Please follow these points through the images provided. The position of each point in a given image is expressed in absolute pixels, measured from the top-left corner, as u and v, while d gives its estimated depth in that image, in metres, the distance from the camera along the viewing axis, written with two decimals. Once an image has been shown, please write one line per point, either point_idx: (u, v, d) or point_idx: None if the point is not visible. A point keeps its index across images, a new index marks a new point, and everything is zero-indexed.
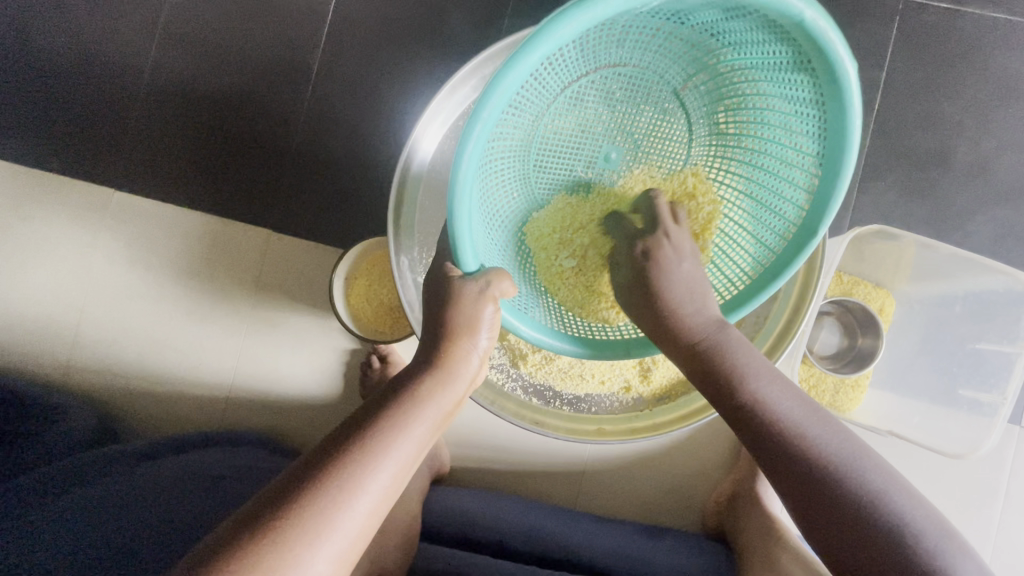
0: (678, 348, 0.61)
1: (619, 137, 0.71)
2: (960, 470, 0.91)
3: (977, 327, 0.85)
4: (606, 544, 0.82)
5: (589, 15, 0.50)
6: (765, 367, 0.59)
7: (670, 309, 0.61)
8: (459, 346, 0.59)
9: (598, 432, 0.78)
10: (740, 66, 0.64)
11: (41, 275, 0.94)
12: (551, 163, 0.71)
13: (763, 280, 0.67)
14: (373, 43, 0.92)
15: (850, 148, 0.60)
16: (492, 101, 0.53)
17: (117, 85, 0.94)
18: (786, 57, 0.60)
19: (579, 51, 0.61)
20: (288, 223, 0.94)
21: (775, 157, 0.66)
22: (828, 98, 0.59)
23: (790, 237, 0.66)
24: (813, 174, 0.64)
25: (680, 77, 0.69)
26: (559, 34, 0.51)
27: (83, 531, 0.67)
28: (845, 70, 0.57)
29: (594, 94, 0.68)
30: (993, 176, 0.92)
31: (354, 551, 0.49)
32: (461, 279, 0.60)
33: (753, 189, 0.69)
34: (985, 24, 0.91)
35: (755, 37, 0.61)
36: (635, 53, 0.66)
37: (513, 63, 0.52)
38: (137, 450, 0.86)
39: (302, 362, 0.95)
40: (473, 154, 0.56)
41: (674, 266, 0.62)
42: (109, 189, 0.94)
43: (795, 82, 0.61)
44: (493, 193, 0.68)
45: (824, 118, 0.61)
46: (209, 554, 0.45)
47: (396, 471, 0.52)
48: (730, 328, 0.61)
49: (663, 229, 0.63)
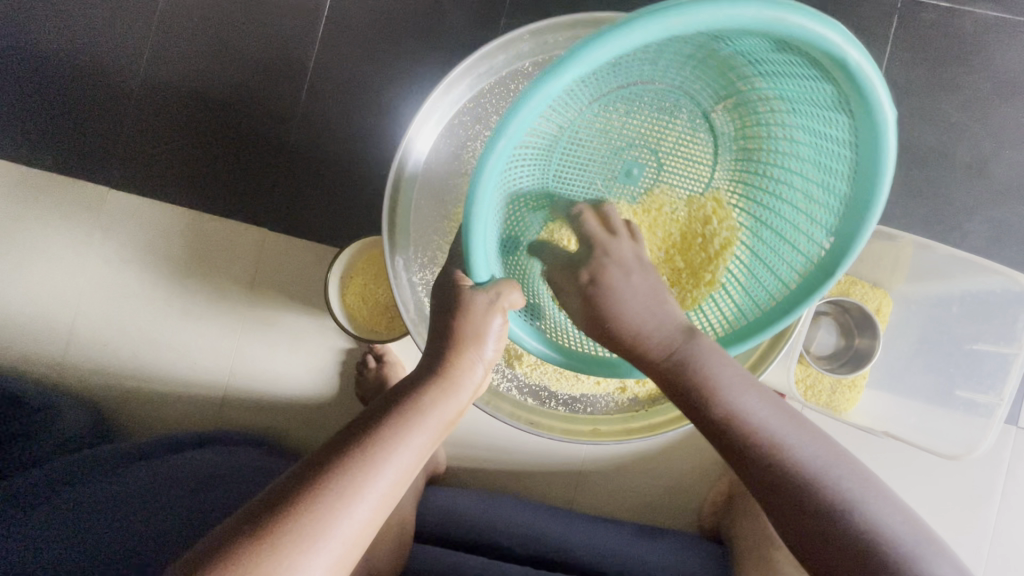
0: (647, 363, 0.61)
1: (645, 152, 0.72)
2: (957, 470, 0.91)
3: (975, 327, 0.85)
4: (602, 545, 0.82)
5: (624, 44, 0.49)
6: (741, 378, 0.57)
7: (629, 325, 0.62)
8: (465, 355, 0.59)
9: (593, 433, 0.78)
10: (775, 96, 0.64)
11: (36, 275, 0.94)
12: (575, 177, 0.71)
13: (775, 312, 0.66)
14: (370, 42, 0.92)
15: (880, 194, 0.59)
16: (519, 118, 0.52)
17: (112, 83, 0.93)
18: (827, 95, 0.59)
19: (613, 72, 0.61)
20: (284, 223, 0.94)
21: (799, 190, 0.67)
22: (863, 140, 0.58)
23: (804, 273, 0.66)
24: (837, 213, 0.63)
25: (711, 100, 0.69)
26: (592, 58, 0.49)
27: (76, 532, 0.67)
28: (885, 115, 0.55)
29: (625, 110, 0.68)
30: (992, 175, 0.92)
31: (350, 557, 0.49)
32: (473, 289, 0.60)
33: (772, 219, 0.70)
34: (986, 23, 0.91)
35: (794, 72, 0.59)
36: (670, 71, 0.66)
37: (541, 85, 0.50)
38: (132, 450, 0.86)
39: (299, 362, 0.94)
40: (494, 170, 0.55)
41: (620, 285, 0.64)
42: (104, 188, 0.94)
43: (832, 120, 0.60)
44: (517, 205, 0.68)
45: (857, 161, 0.60)
46: (205, 556, 0.45)
47: (395, 478, 0.52)
48: (702, 335, 0.60)
49: (599, 248, 0.66)
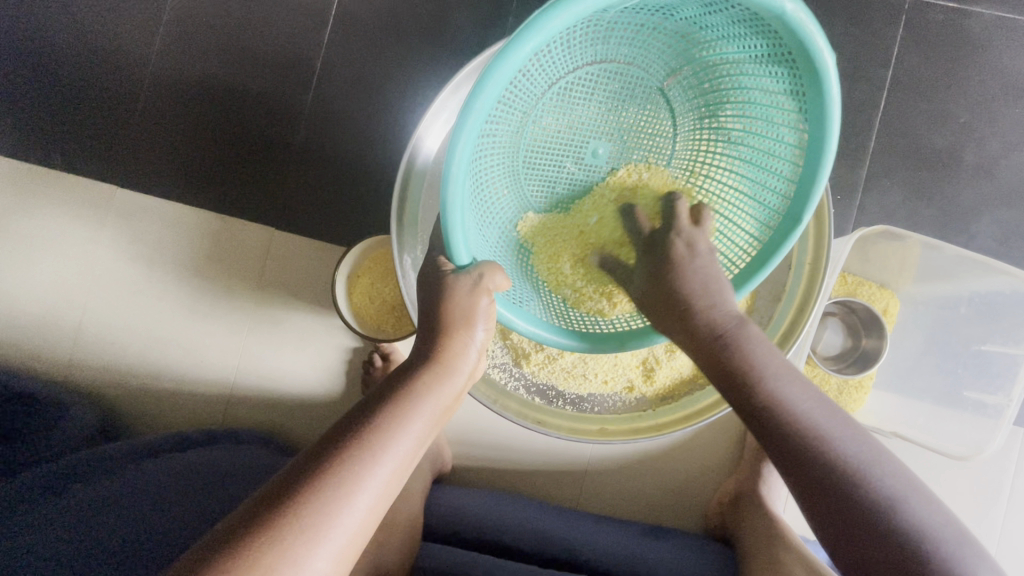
0: (695, 338, 0.60)
1: (607, 132, 0.73)
2: (965, 471, 0.91)
3: (983, 328, 0.85)
4: (609, 545, 0.82)
5: (579, 8, 0.53)
6: (786, 366, 0.58)
7: (691, 299, 0.60)
8: (456, 339, 0.59)
9: (601, 432, 0.78)
10: (721, 60, 0.66)
11: (44, 273, 0.94)
12: (540, 160, 0.72)
13: (750, 269, 0.67)
14: (376, 42, 0.92)
15: (830, 137, 0.61)
16: (486, 91, 0.54)
17: (120, 82, 0.94)
18: (765, 50, 0.62)
19: (566, 46, 0.63)
20: (289, 220, 0.94)
21: (759, 149, 0.67)
22: (808, 89, 0.61)
23: (775, 224, 0.67)
24: (795, 164, 0.65)
25: (662, 73, 0.71)
26: (553, 24, 0.53)
27: (80, 529, 0.67)
28: (825, 61, 0.58)
29: (583, 90, 0.70)
30: (1000, 177, 0.92)
31: (352, 548, 0.49)
32: (454, 273, 0.61)
33: (737, 181, 0.70)
34: (993, 23, 0.91)
35: (735, 31, 0.62)
36: (621, 48, 0.68)
37: (510, 50, 0.53)
38: (140, 447, 0.86)
39: (305, 360, 0.95)
40: (466, 148, 0.56)
41: (689, 264, 0.61)
42: (112, 186, 0.94)
43: (772, 74, 0.63)
44: (487, 189, 0.68)
45: (804, 109, 0.62)
46: (207, 552, 0.45)
47: (395, 466, 0.52)
48: (750, 324, 0.60)
49: (678, 229, 0.63)
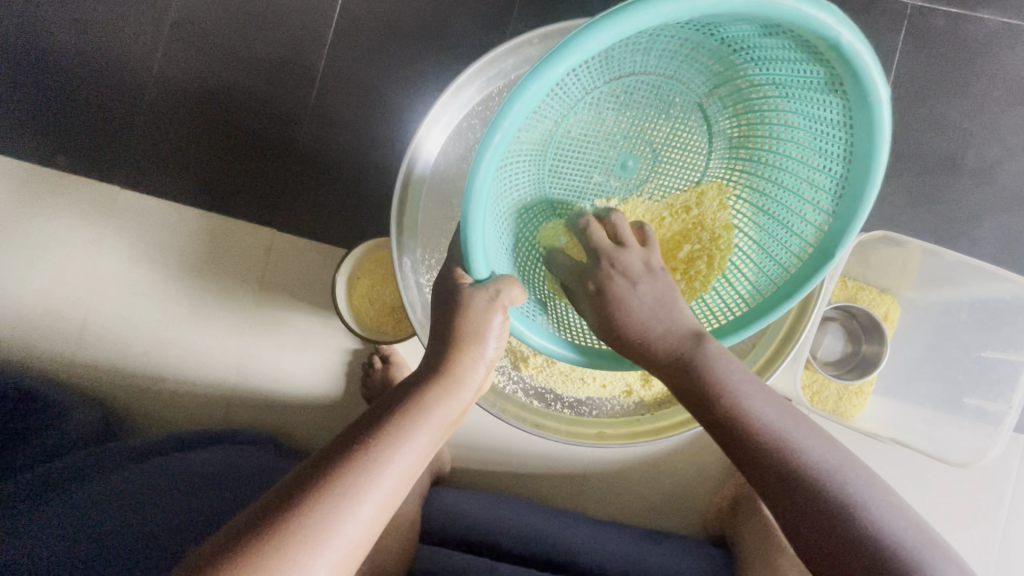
0: (656, 364, 0.62)
1: (639, 143, 0.73)
2: (966, 478, 0.90)
3: (983, 335, 0.85)
4: (608, 549, 0.82)
5: (615, 29, 0.51)
6: (749, 380, 0.58)
7: (642, 334, 0.62)
8: (468, 354, 0.60)
9: (598, 436, 0.78)
10: (768, 80, 0.65)
11: (49, 273, 0.95)
12: (569, 168, 0.73)
13: (776, 298, 0.66)
14: (379, 46, 0.92)
15: (877, 169, 0.60)
16: (515, 110, 0.54)
17: (126, 84, 0.94)
18: (820, 77, 0.60)
19: (603, 62, 0.62)
20: (292, 222, 0.94)
21: (798, 175, 0.67)
22: (858, 121, 0.60)
23: (806, 257, 0.66)
24: (835, 197, 0.64)
25: (703, 89, 0.70)
26: (587, 46, 0.51)
27: (80, 528, 0.68)
28: (880, 94, 0.57)
29: (617, 101, 0.69)
30: (1001, 182, 0.91)
31: (355, 557, 0.49)
32: (472, 287, 0.60)
33: (771, 206, 0.70)
34: (995, 29, 0.91)
35: (790, 54, 0.61)
36: (663, 61, 0.67)
37: (538, 72, 0.52)
38: (141, 447, 0.86)
39: (306, 361, 0.95)
40: (491, 162, 0.56)
41: (627, 298, 0.63)
42: (117, 188, 0.94)
43: (825, 102, 0.62)
44: (511, 196, 0.69)
45: (851, 142, 0.61)
46: (211, 559, 0.45)
47: (399, 477, 0.52)
48: (706, 336, 0.61)
49: (607, 258, 0.65)
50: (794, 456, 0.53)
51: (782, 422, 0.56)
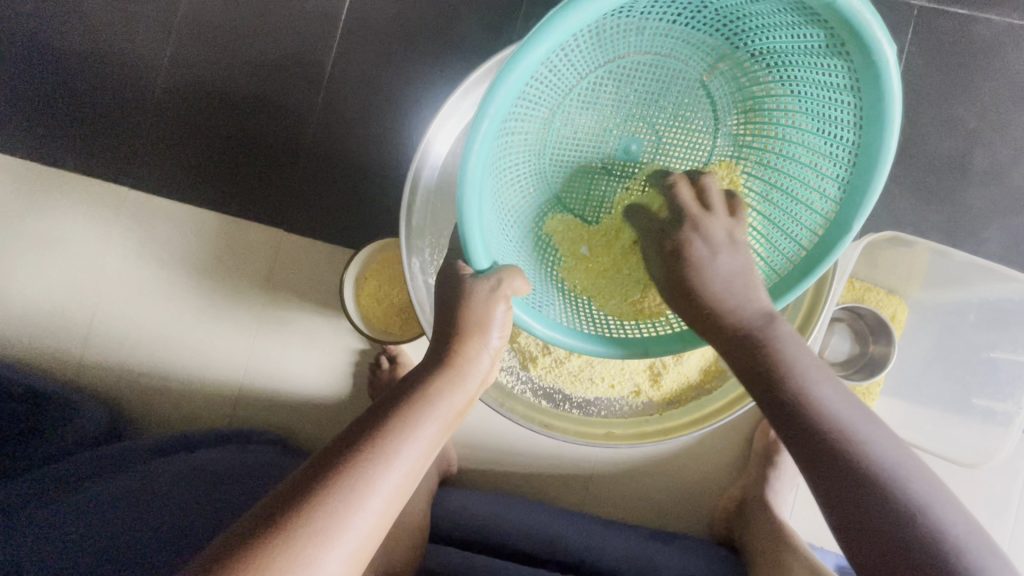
0: (726, 339, 0.61)
1: (640, 127, 0.73)
2: (974, 479, 0.90)
3: (992, 335, 0.85)
4: (616, 549, 0.82)
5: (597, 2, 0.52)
6: (818, 367, 0.58)
7: (717, 302, 0.62)
8: (471, 345, 0.60)
9: (607, 436, 0.78)
10: (769, 51, 0.65)
11: (57, 272, 0.95)
12: (571, 155, 0.73)
13: (794, 276, 0.66)
14: (386, 46, 0.93)
15: (890, 131, 0.59)
16: (500, 95, 0.54)
17: (135, 85, 0.95)
18: (820, 40, 0.59)
19: (596, 40, 0.63)
20: (300, 222, 0.94)
21: (807, 147, 0.66)
22: (863, 82, 0.59)
23: (823, 231, 0.65)
24: (847, 164, 0.63)
25: (702, 67, 0.70)
26: (570, 21, 0.53)
27: (89, 526, 0.68)
28: (884, 53, 0.56)
29: (615, 83, 0.70)
30: (1008, 183, 0.91)
31: (365, 550, 0.49)
32: (473, 278, 0.60)
33: (782, 181, 0.69)
34: (1002, 30, 0.91)
35: (787, 21, 0.61)
36: (657, 41, 0.67)
37: (524, 52, 0.53)
38: (149, 446, 0.86)
39: (313, 361, 0.95)
40: (482, 146, 0.56)
41: (708, 262, 0.63)
42: (125, 188, 0.95)
43: (829, 67, 0.61)
44: (512, 185, 0.69)
45: (859, 105, 0.60)
46: (220, 557, 0.44)
47: (406, 470, 0.52)
48: (778, 320, 0.61)
49: (690, 223, 0.65)
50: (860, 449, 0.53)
51: (849, 413, 0.56)
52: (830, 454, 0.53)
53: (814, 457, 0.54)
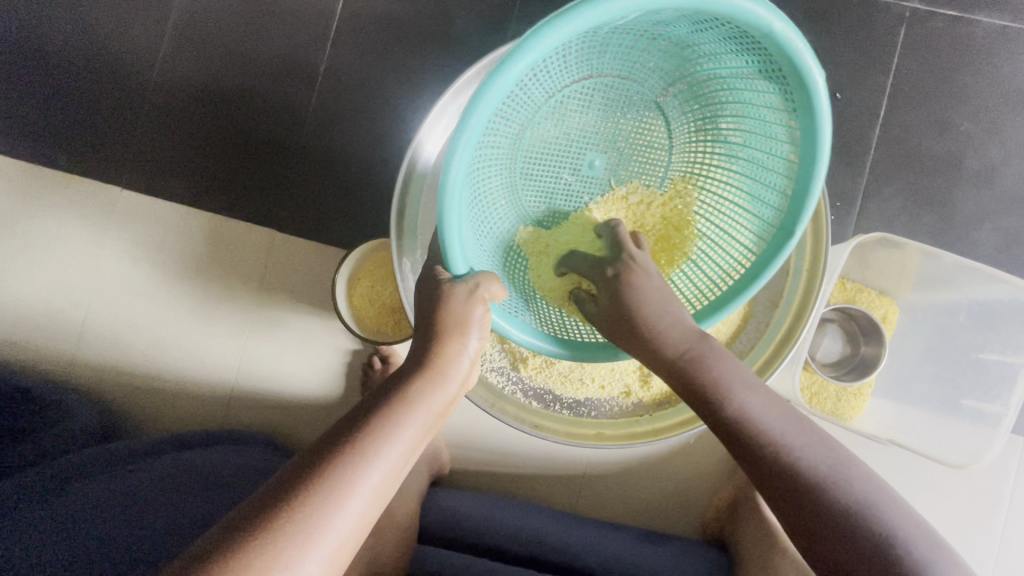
0: (660, 360, 0.61)
1: (604, 143, 0.73)
2: (964, 480, 0.90)
3: (981, 336, 0.85)
4: (606, 550, 0.82)
5: (568, 26, 0.54)
6: (745, 379, 0.59)
7: (653, 325, 0.61)
8: (451, 347, 0.60)
9: (596, 437, 0.79)
10: (716, 75, 0.67)
11: (51, 272, 0.95)
12: (540, 169, 0.73)
13: (743, 283, 0.68)
14: (379, 48, 0.93)
15: (823, 150, 0.61)
16: (481, 108, 0.55)
17: (127, 86, 0.95)
18: (758, 66, 0.62)
19: (563, 60, 0.64)
20: (291, 223, 0.95)
21: (754, 162, 0.68)
22: (798, 105, 0.61)
23: (768, 238, 0.68)
24: (788, 179, 0.65)
25: (658, 86, 0.71)
26: (543, 42, 0.54)
27: (77, 526, 0.68)
28: (815, 79, 0.58)
29: (579, 102, 0.71)
30: (999, 184, 0.92)
31: (346, 551, 0.49)
32: (450, 282, 0.63)
33: (730, 195, 0.71)
34: (994, 32, 0.91)
35: (729, 48, 0.63)
36: (617, 62, 0.69)
37: (498, 72, 0.54)
38: (140, 446, 0.87)
39: (306, 361, 0.95)
40: (464, 159, 0.57)
41: (646, 287, 0.62)
42: (118, 189, 0.95)
43: (767, 90, 0.64)
44: (485, 198, 0.69)
45: (796, 125, 0.63)
46: (201, 557, 0.45)
47: (387, 472, 0.52)
48: (710, 338, 0.61)
49: (628, 253, 0.64)
50: (802, 459, 0.54)
51: (781, 423, 0.56)
52: (775, 470, 0.54)
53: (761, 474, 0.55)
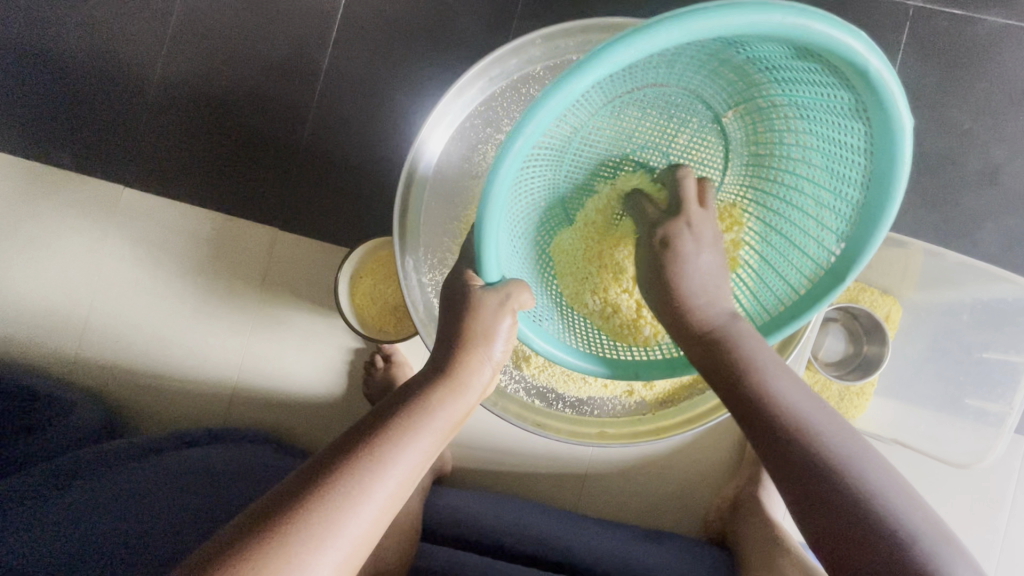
0: (691, 338, 0.61)
1: (654, 152, 0.72)
2: (967, 479, 0.90)
3: (985, 336, 0.85)
4: (609, 549, 0.82)
5: (650, 42, 0.47)
6: (775, 361, 0.58)
7: (687, 299, 0.61)
8: (474, 355, 0.60)
9: (599, 436, 0.78)
10: (790, 103, 0.62)
11: (53, 271, 0.95)
12: (585, 175, 0.71)
13: (782, 316, 0.66)
14: (381, 47, 0.93)
15: (894, 200, 0.58)
16: (539, 117, 0.50)
17: (130, 83, 0.95)
18: (845, 102, 0.57)
19: (630, 74, 0.59)
20: (293, 222, 0.94)
21: (812, 198, 0.65)
22: (878, 147, 0.57)
23: (814, 279, 0.65)
24: (847, 220, 0.62)
25: (724, 105, 0.67)
26: (616, 58, 0.47)
27: (78, 526, 0.68)
28: (903, 123, 0.54)
29: (638, 110, 0.67)
30: (1003, 184, 0.91)
31: (358, 555, 0.49)
32: (483, 290, 0.60)
33: (780, 224, 0.69)
34: (997, 31, 0.91)
35: (813, 79, 0.58)
36: (685, 77, 0.64)
37: (563, 84, 0.49)
38: (143, 445, 0.87)
39: (308, 360, 0.95)
40: (509, 170, 0.54)
41: (691, 258, 0.61)
42: (121, 187, 0.95)
43: (848, 127, 0.59)
44: (525, 200, 0.68)
45: (870, 169, 0.59)
46: (213, 556, 0.45)
47: (403, 477, 0.52)
48: (741, 321, 0.61)
49: (687, 215, 0.61)
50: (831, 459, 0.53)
51: (807, 409, 0.56)
52: (787, 454, 0.53)
53: (774, 460, 0.54)
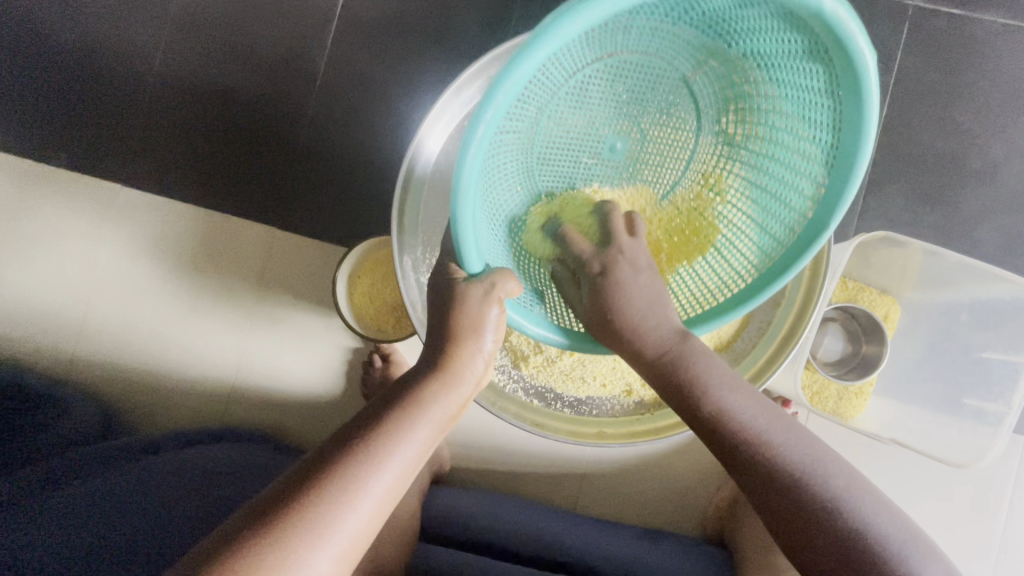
0: (640, 358, 0.61)
1: (625, 125, 0.72)
2: (964, 478, 0.91)
3: (984, 336, 0.85)
4: (608, 548, 0.82)
5: (596, 12, 0.50)
6: (729, 374, 0.59)
7: (631, 319, 0.62)
8: (465, 347, 0.60)
9: (598, 436, 0.78)
10: (751, 55, 0.64)
11: (51, 269, 0.94)
12: (558, 155, 0.72)
13: (775, 270, 0.67)
14: (380, 45, 0.92)
15: (868, 134, 0.59)
16: (497, 100, 0.52)
17: (127, 81, 0.94)
18: (800, 46, 0.59)
19: (586, 44, 0.60)
20: (290, 220, 0.94)
21: (789, 148, 0.66)
22: (843, 87, 0.59)
23: (800, 229, 0.66)
24: (825, 164, 0.63)
25: (687, 65, 0.68)
26: (567, 30, 0.50)
27: (75, 525, 0.68)
28: (864, 62, 0.55)
29: (603, 83, 0.68)
30: (1001, 183, 0.92)
31: (356, 550, 0.49)
32: (466, 282, 0.60)
33: (762, 179, 0.69)
34: (996, 31, 0.91)
35: (769, 26, 0.60)
36: (644, 42, 0.65)
37: (519, 62, 0.51)
38: (140, 444, 0.86)
39: (307, 359, 0.95)
40: (477, 153, 0.54)
41: (630, 282, 0.63)
42: (119, 185, 0.94)
43: (808, 71, 0.61)
44: (500, 185, 0.68)
45: (839, 109, 0.60)
46: (211, 555, 0.44)
47: (399, 472, 0.52)
48: (691, 338, 0.61)
49: (618, 245, 0.65)
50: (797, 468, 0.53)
51: (762, 419, 0.56)
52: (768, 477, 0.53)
53: (748, 474, 0.54)
